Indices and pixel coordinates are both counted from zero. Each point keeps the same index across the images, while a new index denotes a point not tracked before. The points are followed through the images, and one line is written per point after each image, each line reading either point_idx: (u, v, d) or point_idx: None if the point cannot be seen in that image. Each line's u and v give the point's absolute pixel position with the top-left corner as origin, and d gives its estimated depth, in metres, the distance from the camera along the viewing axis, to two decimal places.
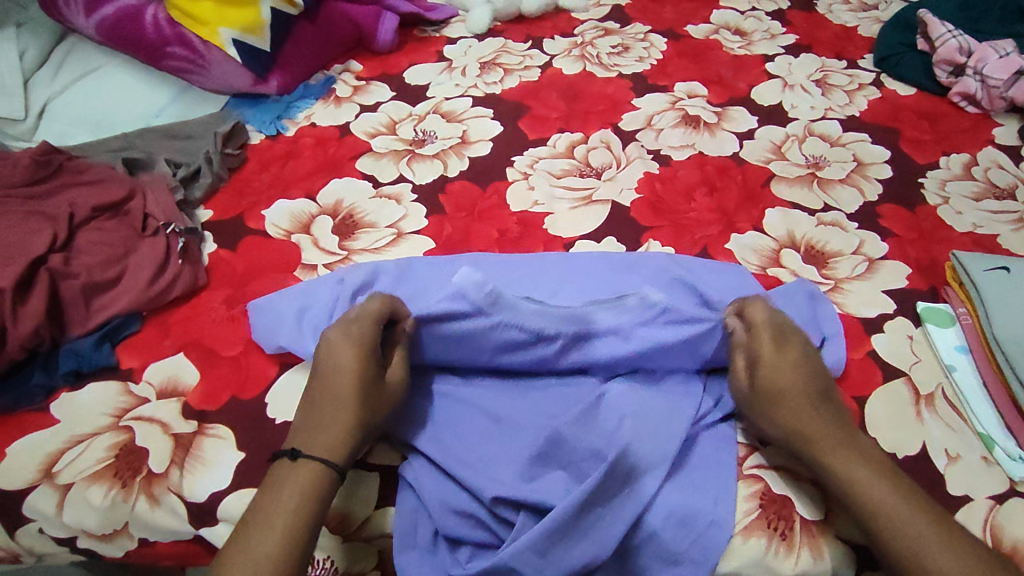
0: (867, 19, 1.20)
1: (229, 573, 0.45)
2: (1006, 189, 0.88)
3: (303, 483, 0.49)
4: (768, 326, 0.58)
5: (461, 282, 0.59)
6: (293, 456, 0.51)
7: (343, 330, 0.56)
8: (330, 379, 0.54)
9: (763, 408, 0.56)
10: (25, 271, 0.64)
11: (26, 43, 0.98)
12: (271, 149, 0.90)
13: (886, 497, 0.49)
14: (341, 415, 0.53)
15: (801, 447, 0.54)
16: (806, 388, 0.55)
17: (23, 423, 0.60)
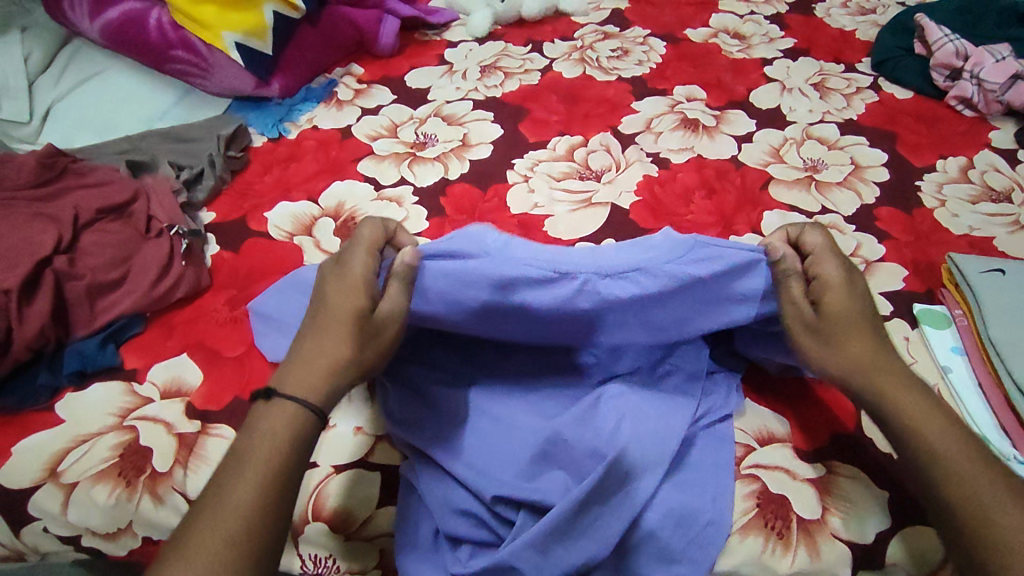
0: (865, 23, 1.21)
1: (204, 518, 0.43)
2: (1002, 191, 0.89)
3: (286, 422, 0.47)
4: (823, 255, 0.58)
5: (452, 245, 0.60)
6: (268, 395, 0.48)
7: (352, 261, 0.55)
8: (325, 311, 0.52)
9: (817, 341, 0.56)
10: (31, 272, 0.65)
11: (30, 46, 0.99)
12: (274, 152, 0.91)
13: (944, 432, 0.50)
14: (326, 348, 0.51)
15: (860, 381, 0.54)
16: (862, 318, 0.55)
17: (27, 422, 0.61)
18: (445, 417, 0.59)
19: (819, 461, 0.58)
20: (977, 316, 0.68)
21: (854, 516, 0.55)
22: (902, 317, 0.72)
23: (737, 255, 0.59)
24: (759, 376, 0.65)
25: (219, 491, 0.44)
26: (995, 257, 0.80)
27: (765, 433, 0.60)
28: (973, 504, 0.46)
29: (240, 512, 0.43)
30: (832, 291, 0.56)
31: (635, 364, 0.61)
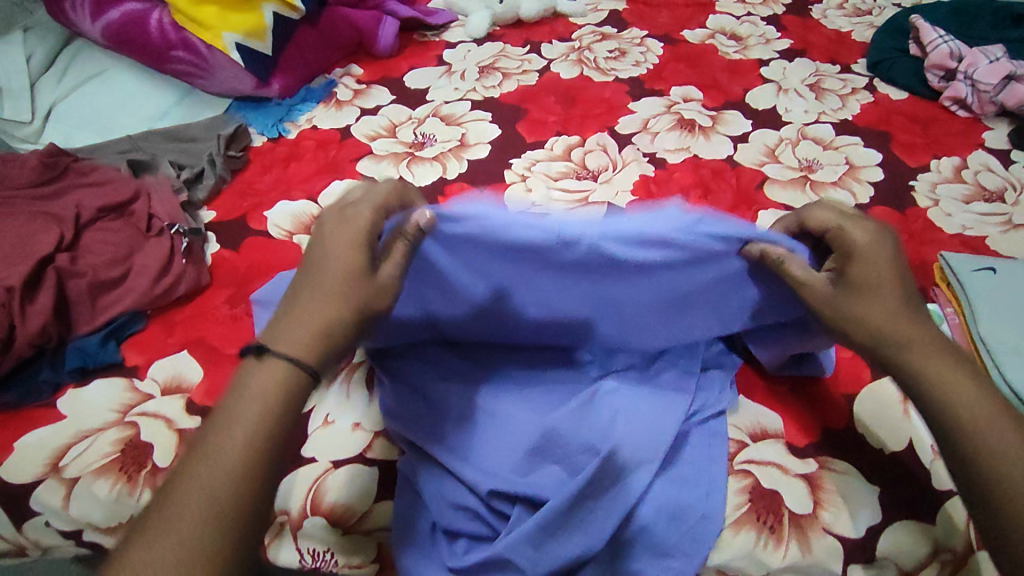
0: (861, 24, 1.21)
1: (193, 474, 0.43)
2: (996, 191, 0.90)
3: (275, 383, 0.46)
4: (849, 222, 0.54)
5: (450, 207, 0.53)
6: (259, 352, 0.47)
7: (339, 216, 0.52)
8: (319, 270, 0.50)
9: (846, 302, 0.52)
10: (33, 270, 0.66)
11: (33, 47, 1.00)
12: (274, 151, 0.92)
13: (972, 396, 0.49)
14: (322, 311, 0.49)
15: (891, 348, 0.51)
16: (899, 285, 0.52)
17: (29, 417, 0.62)
18: (445, 410, 0.60)
19: (811, 456, 0.59)
20: (968, 313, 0.69)
21: (845, 510, 0.56)
22: None
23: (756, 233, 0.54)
24: (754, 372, 0.66)
25: (204, 449, 0.44)
26: (987, 256, 0.81)
27: (758, 428, 0.61)
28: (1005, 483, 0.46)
29: (225, 472, 0.43)
30: (871, 253, 0.52)
31: (630, 361, 0.63)
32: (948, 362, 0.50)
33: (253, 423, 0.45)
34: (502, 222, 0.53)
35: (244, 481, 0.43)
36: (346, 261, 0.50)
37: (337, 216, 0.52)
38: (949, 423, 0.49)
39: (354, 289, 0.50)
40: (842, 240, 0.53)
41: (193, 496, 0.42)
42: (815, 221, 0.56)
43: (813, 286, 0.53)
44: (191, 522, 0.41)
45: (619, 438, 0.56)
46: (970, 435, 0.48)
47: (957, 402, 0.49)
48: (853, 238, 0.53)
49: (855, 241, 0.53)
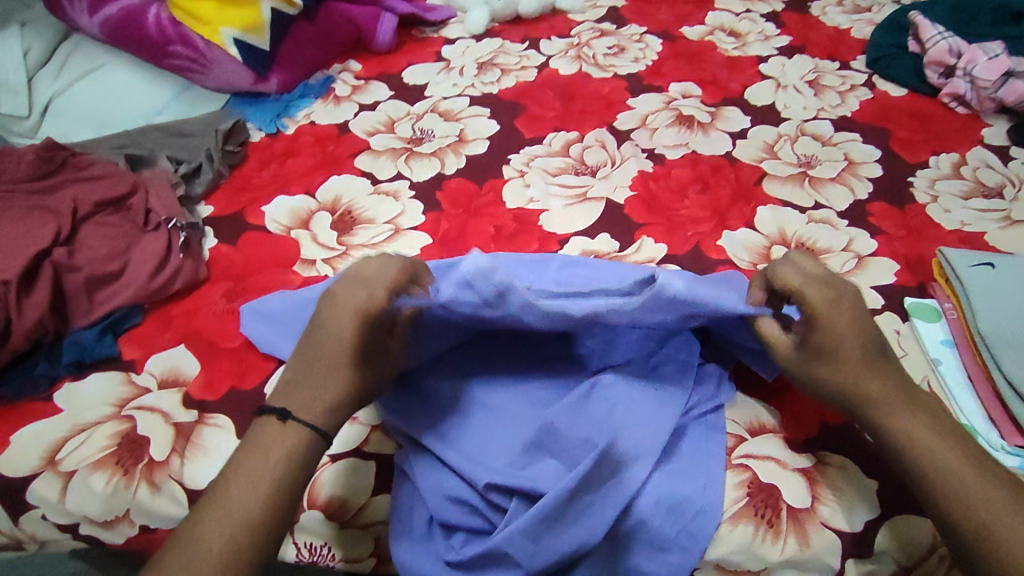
0: (860, 21, 1.21)
1: (207, 521, 0.46)
2: (994, 187, 0.90)
3: (294, 444, 0.50)
4: (809, 285, 0.55)
5: (467, 271, 0.50)
6: (282, 416, 0.51)
7: (354, 287, 0.53)
8: (319, 337, 0.53)
9: (809, 367, 0.55)
10: (29, 264, 0.66)
11: (30, 42, 0.99)
12: (271, 147, 0.92)
13: (931, 440, 0.51)
14: (331, 380, 0.52)
15: (858, 405, 0.53)
16: (862, 343, 0.53)
17: (25, 411, 0.61)
18: (446, 404, 0.60)
19: (808, 452, 0.59)
20: (966, 308, 0.69)
21: (842, 504, 0.56)
22: (892, 310, 0.73)
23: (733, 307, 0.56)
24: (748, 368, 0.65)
25: (227, 495, 0.47)
26: (986, 251, 0.81)
27: (756, 423, 0.61)
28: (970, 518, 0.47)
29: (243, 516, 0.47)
30: (831, 318, 0.53)
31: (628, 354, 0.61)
32: (909, 414, 0.52)
33: (273, 473, 0.49)
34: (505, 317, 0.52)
35: (260, 528, 0.47)
36: (352, 327, 0.52)
37: (341, 297, 0.52)
38: (908, 463, 0.51)
39: (360, 355, 0.53)
40: (806, 305, 0.54)
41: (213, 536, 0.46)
42: (780, 279, 0.57)
43: (778, 351, 0.57)
44: (208, 563, 0.45)
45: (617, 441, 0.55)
46: (936, 478, 0.49)
47: (918, 445, 0.50)
48: (810, 302, 0.54)
49: (815, 306, 0.54)
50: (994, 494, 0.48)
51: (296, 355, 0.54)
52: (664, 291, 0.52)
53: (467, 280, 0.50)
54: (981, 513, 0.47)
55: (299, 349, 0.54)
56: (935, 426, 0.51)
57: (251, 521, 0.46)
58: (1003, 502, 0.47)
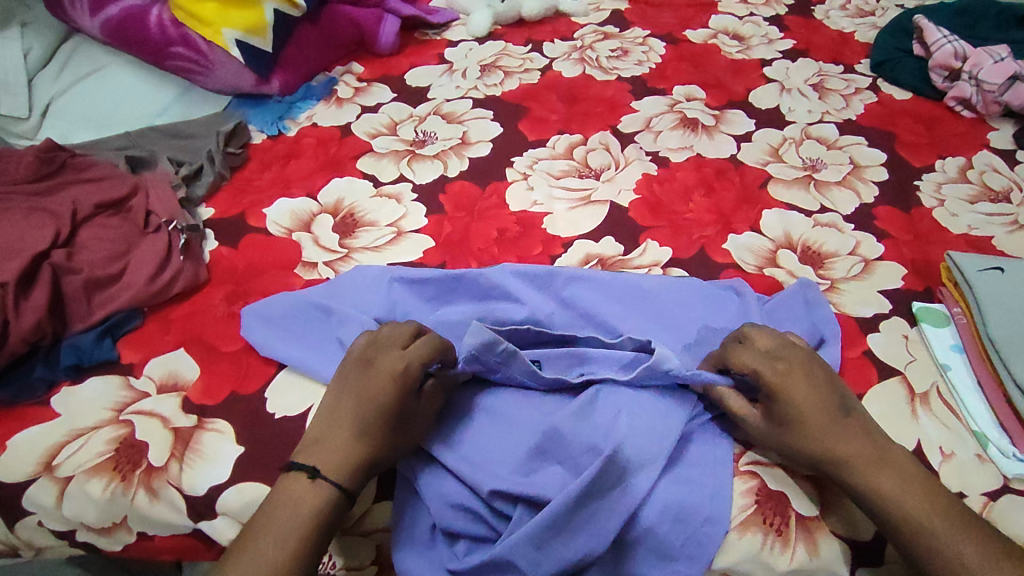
0: (864, 25, 1.21)
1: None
2: (1002, 191, 0.89)
3: (318, 506, 0.50)
4: (761, 363, 0.56)
5: (472, 345, 0.56)
6: (312, 473, 0.50)
7: (392, 353, 0.55)
8: (335, 401, 0.54)
9: (780, 438, 0.54)
10: (28, 266, 0.65)
11: (30, 42, 0.98)
12: (273, 149, 0.91)
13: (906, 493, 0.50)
14: (348, 445, 0.52)
15: (831, 469, 0.52)
16: (822, 409, 0.54)
17: (22, 415, 0.61)
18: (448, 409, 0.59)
19: None
20: (976, 313, 0.68)
21: (852, 511, 0.55)
22: (900, 315, 0.72)
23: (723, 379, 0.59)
24: None
25: (251, 553, 0.47)
26: (994, 256, 0.80)
27: None
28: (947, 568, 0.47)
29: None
30: (790, 389, 0.54)
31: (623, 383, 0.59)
32: (881, 472, 0.51)
33: (296, 535, 0.48)
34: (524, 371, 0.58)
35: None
36: (378, 391, 0.53)
37: (352, 372, 0.56)
38: (890, 516, 0.50)
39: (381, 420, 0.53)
40: (764, 380, 0.55)
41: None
42: (738, 362, 0.57)
43: (750, 425, 0.56)
44: None
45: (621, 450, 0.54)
46: (913, 529, 0.49)
47: (896, 500, 0.50)
48: (771, 380, 0.55)
49: (773, 382, 0.55)
50: (976, 545, 0.48)
51: (319, 417, 0.54)
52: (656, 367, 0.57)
53: (475, 355, 0.56)
54: (965, 565, 0.47)
55: (324, 413, 0.54)
56: (915, 480, 0.51)
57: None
58: (986, 553, 0.47)
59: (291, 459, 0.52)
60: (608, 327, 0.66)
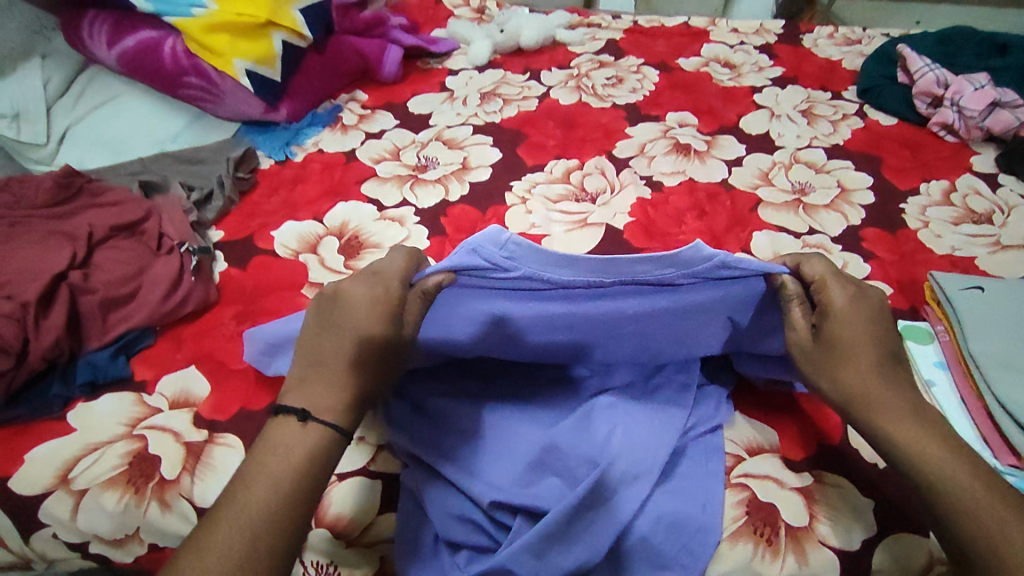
0: (851, 53, 1.26)
1: (223, 520, 0.45)
2: (984, 214, 0.92)
3: (313, 446, 0.49)
4: (835, 278, 0.56)
5: (477, 239, 0.54)
6: (302, 416, 0.49)
7: (368, 284, 0.55)
8: (335, 333, 0.54)
9: (821, 359, 0.56)
10: (47, 287, 0.68)
11: (49, 73, 1.01)
12: (280, 173, 0.94)
13: (938, 451, 0.51)
14: (347, 380, 0.52)
15: (857, 407, 0.55)
16: (876, 348, 0.55)
17: (39, 430, 0.63)
18: (447, 421, 0.62)
19: (806, 471, 0.61)
20: (958, 331, 0.71)
21: (838, 523, 0.57)
22: None
23: (757, 283, 0.57)
24: (748, 393, 0.68)
25: (246, 498, 0.46)
26: (977, 276, 0.83)
27: (754, 443, 0.63)
28: (979, 528, 0.47)
29: (262, 516, 0.45)
30: (847, 317, 0.55)
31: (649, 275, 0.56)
32: (914, 425, 0.53)
33: (291, 475, 0.47)
34: (538, 264, 0.55)
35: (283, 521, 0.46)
36: (376, 320, 0.53)
37: (361, 287, 0.54)
38: (900, 467, 0.52)
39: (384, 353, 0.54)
40: (820, 296, 0.56)
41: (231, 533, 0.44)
42: (810, 271, 0.57)
43: (795, 333, 0.58)
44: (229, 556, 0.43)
45: (614, 464, 0.56)
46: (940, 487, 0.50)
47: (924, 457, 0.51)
48: (832, 301, 0.56)
49: (834, 303, 0.55)
50: (975, 502, 0.48)
51: (311, 344, 0.54)
52: (699, 251, 0.54)
53: (477, 247, 0.54)
54: (987, 528, 0.47)
55: (309, 353, 0.54)
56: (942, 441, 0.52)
57: (262, 528, 0.45)
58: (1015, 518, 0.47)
59: (281, 401, 0.51)
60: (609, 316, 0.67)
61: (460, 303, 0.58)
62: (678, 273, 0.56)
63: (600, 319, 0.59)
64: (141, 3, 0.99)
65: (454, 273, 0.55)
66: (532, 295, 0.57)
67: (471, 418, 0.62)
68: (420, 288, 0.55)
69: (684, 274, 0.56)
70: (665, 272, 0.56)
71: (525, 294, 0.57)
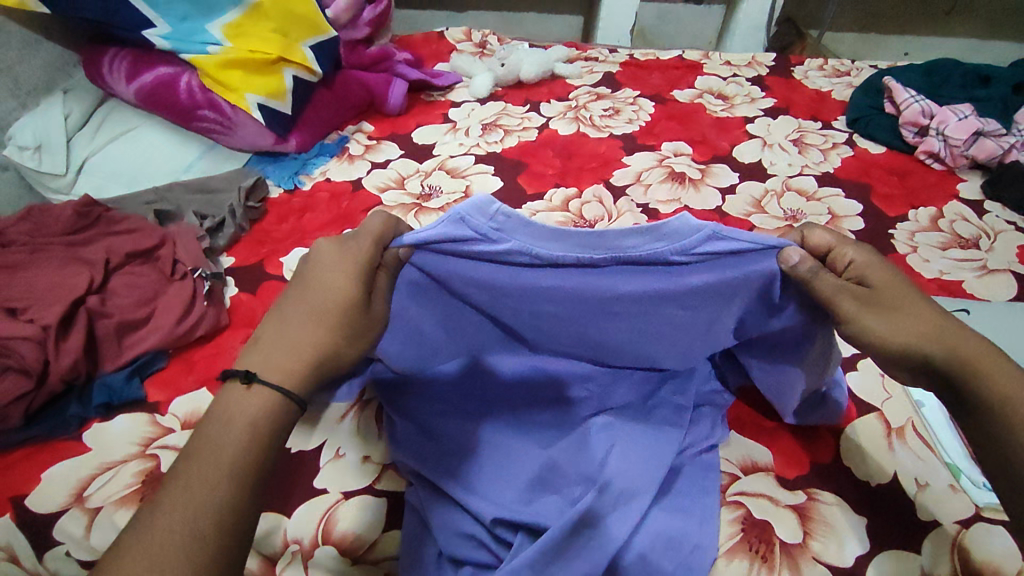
0: (840, 84, 1.31)
1: (162, 499, 0.43)
2: (970, 239, 0.95)
3: (259, 413, 0.48)
4: (845, 243, 0.56)
5: (464, 207, 0.53)
6: (246, 379, 0.49)
7: (336, 244, 0.56)
8: (300, 289, 0.55)
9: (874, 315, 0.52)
10: (67, 311, 0.71)
11: (70, 107, 1.04)
12: (289, 202, 0.98)
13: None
14: (310, 330, 0.53)
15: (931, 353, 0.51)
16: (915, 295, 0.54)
17: (56, 450, 0.64)
18: (436, 437, 0.64)
19: (801, 488, 0.62)
20: None
21: (833, 540, 0.58)
22: None
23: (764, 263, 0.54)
24: (742, 412, 0.70)
25: (182, 481, 0.43)
26: (963, 299, 0.86)
27: (748, 461, 0.64)
28: None
29: (209, 501, 0.43)
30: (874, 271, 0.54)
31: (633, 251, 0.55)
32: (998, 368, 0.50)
33: (234, 451, 0.46)
34: (525, 238, 0.55)
35: (221, 508, 0.43)
36: (341, 283, 0.54)
37: (328, 249, 0.56)
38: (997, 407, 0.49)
39: (346, 311, 0.55)
40: (845, 259, 0.56)
41: (176, 523, 0.41)
42: (814, 240, 0.57)
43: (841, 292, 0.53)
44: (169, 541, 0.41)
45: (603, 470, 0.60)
46: None
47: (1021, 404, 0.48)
48: (850, 259, 0.55)
49: (857, 260, 0.55)
50: None
51: (278, 304, 0.55)
52: (687, 222, 0.53)
53: (465, 216, 0.54)
54: None
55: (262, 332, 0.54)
56: None
57: (225, 509, 0.43)
58: None
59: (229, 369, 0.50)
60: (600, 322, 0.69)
61: (438, 273, 0.58)
62: (672, 249, 0.54)
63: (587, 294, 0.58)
64: (157, 41, 1.02)
65: (435, 239, 0.55)
66: (518, 267, 0.57)
67: (462, 429, 0.64)
68: (388, 255, 0.57)
69: (676, 249, 0.54)
70: (656, 247, 0.54)
71: (513, 265, 0.57)
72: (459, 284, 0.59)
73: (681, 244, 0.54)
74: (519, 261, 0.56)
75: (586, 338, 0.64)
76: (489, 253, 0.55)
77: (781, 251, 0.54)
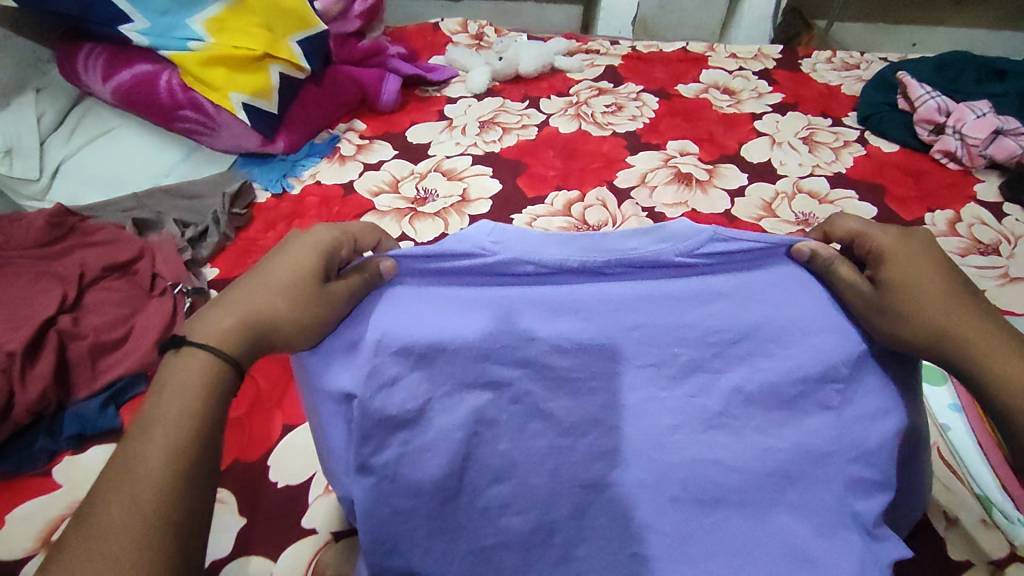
0: (850, 78, 1.25)
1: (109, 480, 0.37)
2: (990, 244, 0.92)
3: (195, 374, 0.43)
4: (873, 227, 0.53)
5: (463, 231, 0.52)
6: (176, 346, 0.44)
7: (309, 234, 0.53)
8: (267, 278, 0.49)
9: (887, 303, 0.49)
10: (35, 335, 0.66)
11: (43, 107, 0.98)
12: (277, 207, 0.93)
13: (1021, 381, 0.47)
14: (257, 306, 0.48)
15: (942, 344, 0.49)
16: (936, 275, 0.50)
17: (24, 489, 0.60)
18: (405, 479, 0.49)
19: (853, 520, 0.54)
20: None
21: None
22: None
23: (775, 269, 0.53)
24: None
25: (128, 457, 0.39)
26: None
27: None
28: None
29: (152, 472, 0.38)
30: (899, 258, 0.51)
31: (626, 262, 0.52)
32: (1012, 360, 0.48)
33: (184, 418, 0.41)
34: (520, 252, 0.51)
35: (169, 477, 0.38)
36: (304, 265, 0.50)
37: (324, 232, 0.53)
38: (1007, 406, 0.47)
39: (302, 286, 0.49)
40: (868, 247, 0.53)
41: (112, 510, 0.36)
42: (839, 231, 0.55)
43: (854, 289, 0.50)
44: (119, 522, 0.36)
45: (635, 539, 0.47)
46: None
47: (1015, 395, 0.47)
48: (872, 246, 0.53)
49: (883, 245, 0.52)
50: None
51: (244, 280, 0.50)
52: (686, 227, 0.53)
53: (462, 237, 0.52)
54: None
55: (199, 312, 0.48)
56: None
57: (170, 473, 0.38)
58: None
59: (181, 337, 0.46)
60: (628, 319, 0.51)
61: (427, 297, 0.52)
62: (676, 249, 0.52)
63: (589, 305, 0.52)
64: (136, 37, 0.96)
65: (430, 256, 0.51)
66: (515, 280, 0.52)
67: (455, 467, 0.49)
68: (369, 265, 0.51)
69: (678, 250, 0.52)
70: (660, 248, 0.52)
71: (515, 279, 0.52)
72: (464, 303, 0.51)
73: (689, 245, 0.52)
74: (521, 275, 0.52)
75: (600, 376, 0.50)
76: (486, 272, 0.52)
77: (790, 247, 0.53)
